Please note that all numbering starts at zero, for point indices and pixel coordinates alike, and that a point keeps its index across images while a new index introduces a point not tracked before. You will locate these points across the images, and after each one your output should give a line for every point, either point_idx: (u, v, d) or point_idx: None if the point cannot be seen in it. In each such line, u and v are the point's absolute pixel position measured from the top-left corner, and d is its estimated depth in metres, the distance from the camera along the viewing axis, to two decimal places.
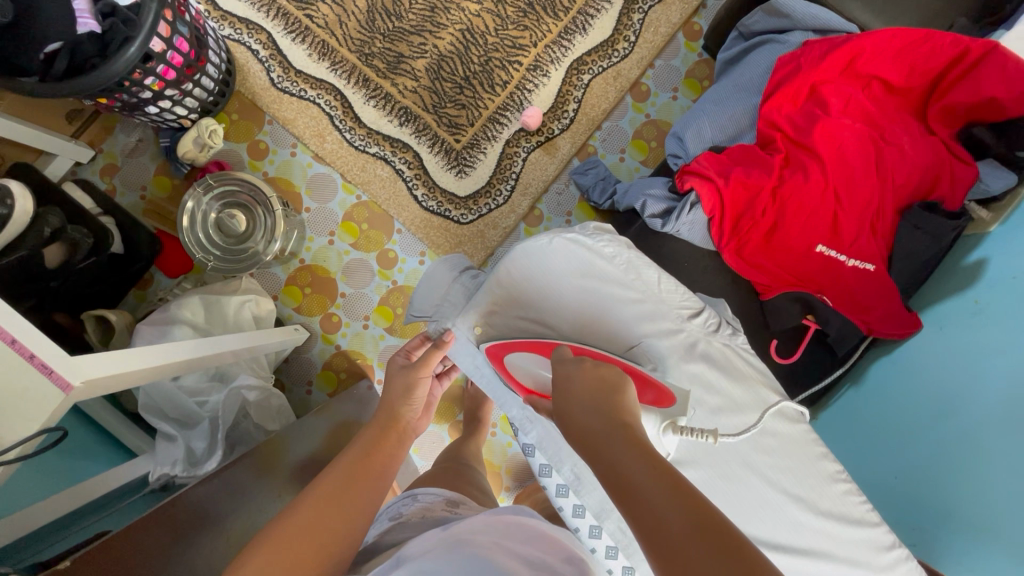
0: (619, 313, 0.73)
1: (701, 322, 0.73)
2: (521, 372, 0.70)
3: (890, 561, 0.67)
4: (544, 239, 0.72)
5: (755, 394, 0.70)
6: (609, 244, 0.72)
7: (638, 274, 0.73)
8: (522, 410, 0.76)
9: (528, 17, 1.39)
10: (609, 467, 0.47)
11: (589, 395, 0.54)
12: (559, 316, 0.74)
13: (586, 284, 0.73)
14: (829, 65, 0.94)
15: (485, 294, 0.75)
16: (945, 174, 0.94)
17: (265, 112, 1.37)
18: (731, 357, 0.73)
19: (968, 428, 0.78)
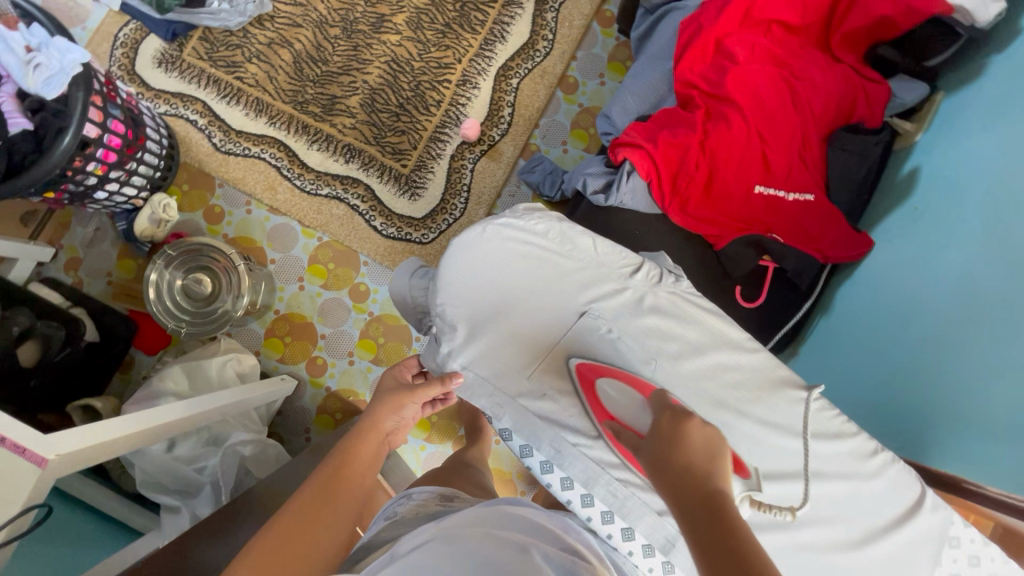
0: (563, 282, 0.70)
1: (643, 276, 0.70)
2: (618, 404, 0.62)
3: (878, 468, 0.64)
4: (477, 229, 0.71)
5: (710, 334, 0.69)
6: (540, 221, 0.71)
7: (573, 243, 0.70)
8: (489, 398, 0.67)
9: (448, 37, 1.44)
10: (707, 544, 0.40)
11: (690, 460, 0.47)
12: (513, 297, 0.69)
13: (524, 262, 0.70)
14: (726, 19, 0.99)
15: (445, 301, 0.70)
16: (861, 96, 0.98)
17: (213, 177, 1.40)
18: (681, 303, 0.70)
19: (929, 326, 0.80)
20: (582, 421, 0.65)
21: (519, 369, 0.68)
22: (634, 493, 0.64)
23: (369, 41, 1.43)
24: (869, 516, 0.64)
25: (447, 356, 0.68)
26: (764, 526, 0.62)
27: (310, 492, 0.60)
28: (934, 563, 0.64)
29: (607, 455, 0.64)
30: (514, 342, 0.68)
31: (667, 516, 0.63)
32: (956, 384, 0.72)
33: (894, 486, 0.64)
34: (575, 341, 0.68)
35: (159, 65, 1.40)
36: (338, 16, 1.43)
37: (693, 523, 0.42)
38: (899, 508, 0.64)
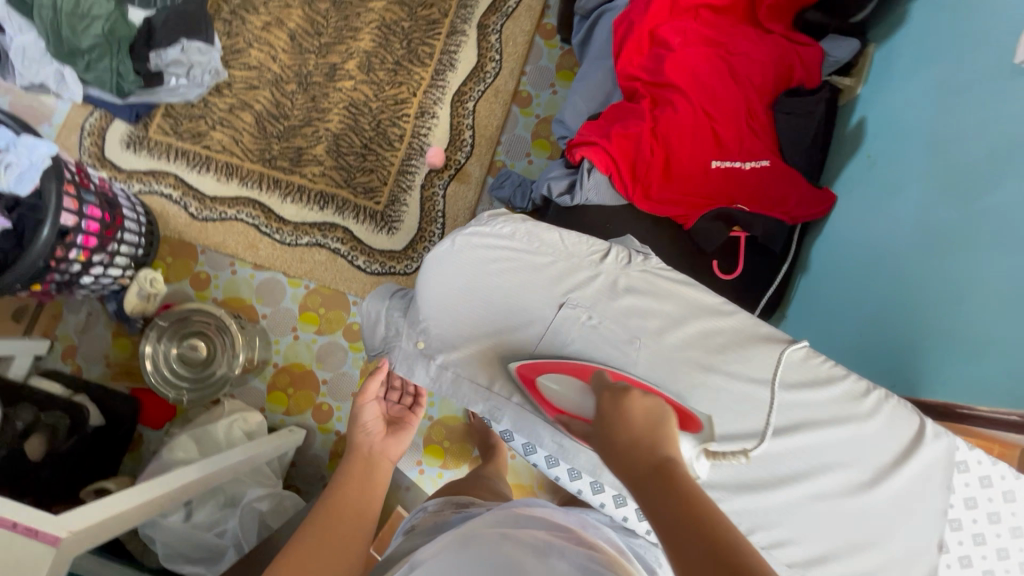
0: (535, 283, 0.67)
1: (614, 259, 0.67)
2: (559, 392, 0.58)
3: (872, 408, 0.64)
4: (447, 243, 0.69)
5: (689, 304, 0.66)
6: (505, 224, 0.68)
7: (541, 241, 0.67)
8: (485, 401, 0.68)
9: (400, 74, 1.50)
10: (659, 511, 0.40)
11: (634, 431, 0.46)
12: (491, 303, 0.67)
13: (499, 267, 0.67)
14: (655, 11, 1.03)
15: (427, 320, 0.68)
16: (796, 61, 1.02)
17: (195, 245, 1.43)
18: (654, 279, 0.67)
19: (900, 267, 0.82)
20: None
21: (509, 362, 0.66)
22: None
23: (325, 90, 1.48)
24: (875, 458, 0.64)
25: (438, 368, 0.69)
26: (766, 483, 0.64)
27: (321, 513, 0.63)
28: (947, 491, 0.64)
29: None
30: (500, 345, 0.66)
31: None
32: (932, 314, 0.74)
33: (893, 423, 0.64)
34: (553, 338, 0.66)
35: (128, 147, 1.45)
36: (291, 72, 1.49)
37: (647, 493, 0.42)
38: (902, 442, 0.64)
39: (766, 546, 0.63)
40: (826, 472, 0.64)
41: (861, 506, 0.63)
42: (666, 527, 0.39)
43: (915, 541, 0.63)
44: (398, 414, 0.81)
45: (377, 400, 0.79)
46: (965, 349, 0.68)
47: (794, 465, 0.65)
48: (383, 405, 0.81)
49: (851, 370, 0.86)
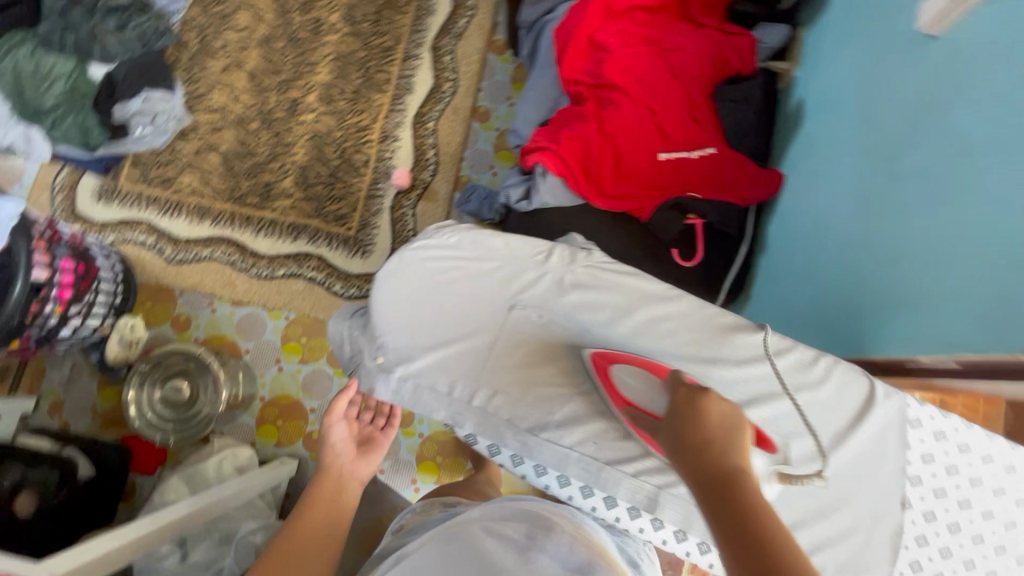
0: (486, 288, 0.69)
1: (558, 258, 0.70)
2: (630, 382, 0.61)
3: (821, 373, 0.67)
4: (394, 260, 0.71)
5: (635, 293, 0.69)
6: (451, 234, 0.70)
7: (486, 246, 0.70)
8: (448, 407, 0.67)
9: (359, 102, 1.54)
10: (731, 525, 0.43)
11: (708, 439, 0.49)
12: (446, 312, 0.69)
13: (451, 276, 0.70)
14: (590, 17, 1.08)
15: (385, 336, 0.68)
16: (731, 50, 1.06)
17: (173, 288, 1.45)
18: (599, 273, 0.70)
19: (844, 236, 0.84)
20: (538, 409, 0.67)
21: (468, 366, 0.68)
22: (607, 464, 0.65)
23: (288, 125, 1.52)
24: (831, 421, 0.66)
25: (401, 380, 0.67)
26: None
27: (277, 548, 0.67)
28: (904, 447, 0.65)
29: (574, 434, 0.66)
30: (460, 355, 0.68)
31: (642, 476, 0.65)
32: (875, 277, 0.76)
33: (843, 386, 0.67)
34: (510, 338, 0.68)
35: (99, 199, 1.48)
36: (254, 111, 1.53)
37: (718, 505, 0.45)
38: (855, 404, 0.66)
39: None
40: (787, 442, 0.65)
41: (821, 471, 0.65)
42: (736, 541, 0.43)
43: (878, 497, 0.65)
44: (367, 435, 0.83)
45: (347, 418, 0.81)
46: (908, 307, 0.70)
47: None
48: (353, 426, 0.82)
49: (813, 342, 0.88)
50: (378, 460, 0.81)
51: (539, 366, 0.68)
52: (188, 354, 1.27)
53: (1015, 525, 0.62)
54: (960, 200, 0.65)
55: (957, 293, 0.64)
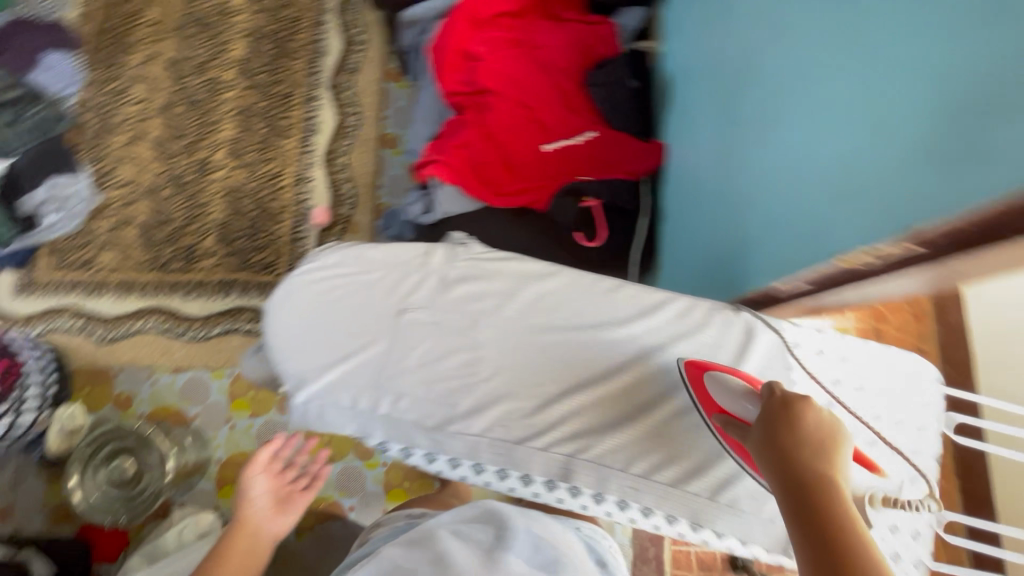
0: (374, 298, 0.71)
1: (438, 257, 0.73)
2: (723, 392, 0.62)
3: (701, 317, 0.71)
4: (282, 288, 0.72)
5: (516, 276, 0.72)
6: (332, 254, 0.73)
7: (367, 259, 0.73)
8: (355, 420, 0.68)
9: (268, 150, 1.56)
10: (815, 526, 0.46)
11: (802, 446, 0.51)
12: (339, 329, 0.70)
13: (338, 293, 0.71)
14: (459, 29, 1.13)
15: (284, 364, 0.70)
16: (594, 39, 1.13)
17: (110, 367, 1.42)
18: (480, 263, 0.73)
19: (714, 186, 0.88)
20: (444, 405, 0.68)
21: (369, 376, 0.69)
22: (518, 443, 0.67)
23: (201, 186, 1.53)
24: (719, 359, 0.69)
25: (306, 403, 0.69)
26: (628, 415, 0.68)
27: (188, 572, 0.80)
28: (792, 369, 0.69)
29: (481, 421, 0.68)
30: (360, 367, 0.69)
31: (552, 448, 0.67)
32: (731, 220, 0.81)
33: (724, 325, 0.71)
34: (404, 341, 0.70)
35: (19, 293, 1.45)
36: (165, 178, 1.53)
37: (802, 507, 0.48)
38: (738, 338, 0.70)
39: (650, 469, 0.66)
40: (678, 388, 0.69)
41: None
42: (812, 539, 0.46)
43: None
44: (286, 494, 0.87)
45: (269, 471, 0.86)
46: (759, 241, 0.74)
47: (653, 387, 0.69)
48: (275, 481, 0.86)
49: (705, 291, 0.92)
50: (293, 518, 0.85)
51: (437, 363, 0.69)
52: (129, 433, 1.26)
53: (903, 422, 0.68)
54: (782, 131, 0.69)
55: (795, 215, 0.67)
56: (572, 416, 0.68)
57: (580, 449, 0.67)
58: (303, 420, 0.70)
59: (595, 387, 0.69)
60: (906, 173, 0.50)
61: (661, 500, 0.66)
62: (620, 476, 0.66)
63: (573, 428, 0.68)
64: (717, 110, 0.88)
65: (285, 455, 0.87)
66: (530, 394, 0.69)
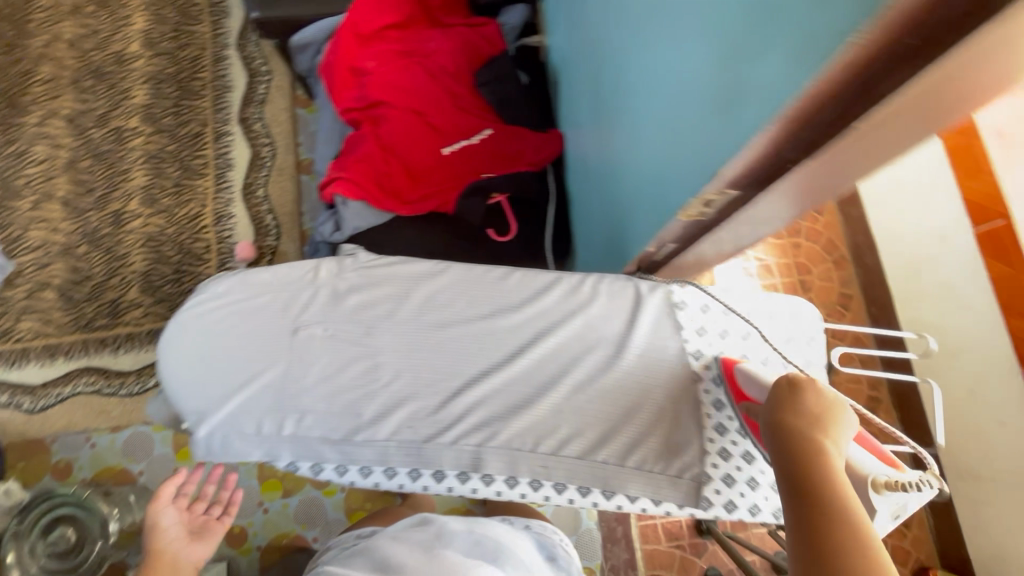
0: (267, 321, 0.71)
1: (326, 271, 0.74)
2: (749, 380, 0.66)
3: (589, 292, 0.73)
4: (172, 326, 0.72)
5: (405, 279, 0.73)
6: (219, 284, 0.73)
7: (255, 284, 0.73)
8: (261, 446, 0.69)
9: (183, 192, 1.53)
10: (820, 482, 0.53)
11: (809, 419, 0.58)
12: (234, 358, 0.70)
13: (229, 322, 0.71)
14: (345, 47, 1.14)
15: (183, 401, 0.70)
16: (479, 41, 1.16)
17: (44, 437, 1.37)
18: (368, 271, 0.74)
19: (595, 165, 0.90)
20: (348, 416, 0.69)
21: (270, 400, 0.69)
22: (425, 442, 0.68)
23: (117, 238, 1.49)
24: (611, 330, 0.72)
25: (209, 435, 0.68)
26: (530, 397, 0.69)
27: None
28: (679, 328, 0.73)
29: (387, 426, 0.68)
30: (259, 393, 0.69)
31: (460, 441, 0.68)
32: (607, 199, 0.84)
33: (611, 297, 0.73)
34: (302, 360, 0.70)
35: None
36: (78, 236, 1.49)
37: (798, 474, 0.54)
38: (627, 307, 0.73)
39: (557, 445, 0.68)
40: (576, 363, 0.71)
41: (615, 376, 0.70)
42: (804, 501, 0.52)
43: (671, 380, 0.71)
44: (202, 524, 0.91)
45: (178, 504, 0.89)
46: (628, 213, 0.76)
47: (552, 367, 0.71)
48: (186, 513, 0.90)
49: (605, 269, 0.94)
50: (209, 546, 0.89)
51: (336, 376, 0.70)
52: (67, 497, 1.19)
53: (771, 362, 0.75)
54: (627, 102, 0.71)
55: (642, 183, 0.68)
56: (476, 407, 0.69)
57: (488, 436, 0.68)
58: (208, 452, 0.70)
59: (495, 375, 0.70)
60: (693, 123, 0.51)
61: (571, 474, 0.68)
62: (529, 457, 0.68)
63: (478, 418, 0.69)
64: (589, 91, 0.91)
65: (193, 489, 0.91)
66: (432, 391, 0.69)
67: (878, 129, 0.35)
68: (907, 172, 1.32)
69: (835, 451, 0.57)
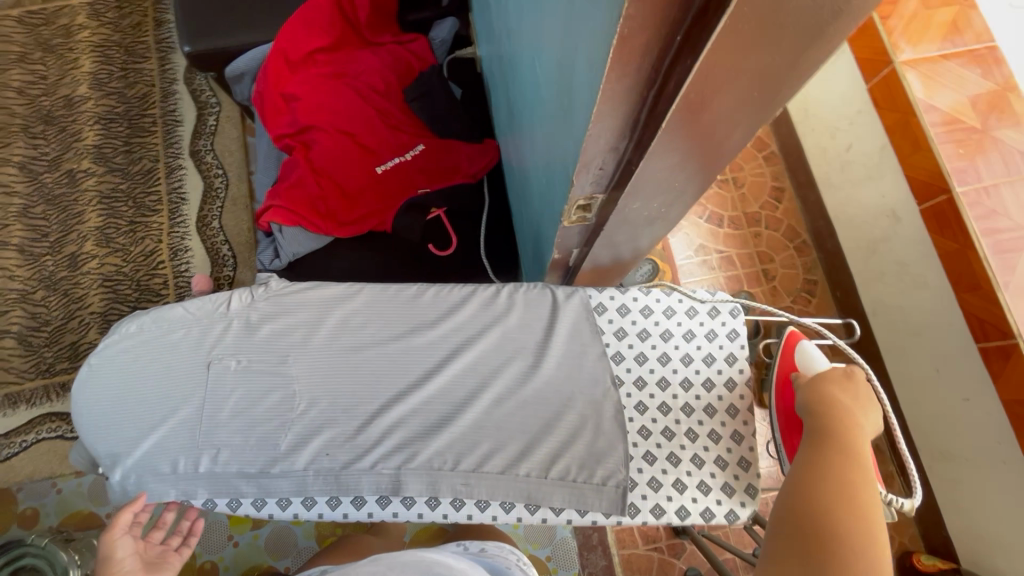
0: (178, 358, 0.70)
1: (238, 302, 0.72)
2: (806, 361, 0.71)
3: (505, 303, 0.72)
4: (84, 370, 0.71)
5: (319, 304, 0.72)
6: (131, 323, 0.72)
7: (166, 321, 0.72)
8: (177, 485, 0.68)
9: (138, 230, 1.53)
10: (847, 451, 0.58)
11: (855, 404, 0.62)
12: (146, 399, 0.69)
13: (140, 363, 0.70)
14: (272, 72, 1.13)
15: (98, 447, 0.69)
16: (408, 56, 1.16)
17: (9, 486, 1.35)
18: (281, 299, 0.72)
19: (518, 170, 0.89)
20: (263, 449, 0.67)
21: (184, 440, 0.68)
22: (343, 468, 0.67)
23: (74, 280, 1.49)
24: (529, 340, 0.71)
25: (128, 476, 0.68)
26: (447, 416, 0.68)
27: None
28: (598, 333, 0.72)
29: (303, 457, 0.67)
30: (174, 431, 0.68)
31: (378, 465, 0.67)
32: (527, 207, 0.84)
33: (528, 306, 0.72)
34: (214, 394, 0.69)
35: None
36: (36, 281, 1.48)
37: (822, 441, 0.59)
38: (545, 315, 0.72)
39: (477, 462, 0.67)
40: (494, 377, 0.69)
41: (535, 387, 0.69)
42: (826, 455, 0.58)
43: (592, 386, 0.69)
44: (158, 554, 0.75)
45: (134, 531, 0.72)
46: (539, 220, 0.75)
47: (469, 383, 0.69)
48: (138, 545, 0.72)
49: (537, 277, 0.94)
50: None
51: (251, 408, 0.69)
52: (30, 546, 1.11)
53: (705, 359, 0.72)
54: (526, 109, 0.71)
55: (542, 189, 0.67)
56: (394, 429, 0.68)
57: (405, 460, 0.67)
58: (125, 494, 0.69)
59: (412, 395, 0.69)
60: (558, 130, 0.50)
61: (493, 490, 0.67)
62: (449, 475, 0.67)
63: (397, 441, 0.67)
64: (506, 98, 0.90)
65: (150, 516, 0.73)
66: (349, 417, 0.68)
67: (713, 93, 0.33)
68: (858, 154, 1.30)
69: (864, 435, 0.60)
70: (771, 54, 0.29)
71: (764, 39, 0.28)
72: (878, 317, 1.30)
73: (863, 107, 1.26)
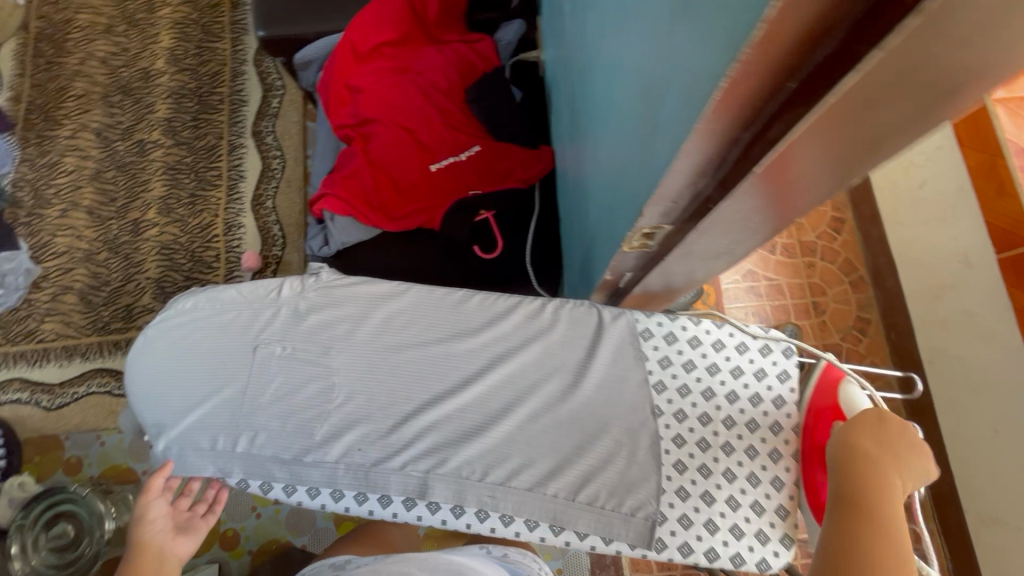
0: (227, 339, 0.72)
1: (289, 290, 0.74)
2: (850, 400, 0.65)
3: (549, 317, 0.71)
4: (141, 340, 0.74)
5: (366, 299, 0.73)
6: (187, 300, 0.75)
7: (220, 300, 0.74)
8: (215, 461, 0.70)
9: (196, 202, 1.60)
10: (878, 515, 0.54)
11: (890, 458, 0.57)
12: (193, 375, 0.71)
13: (192, 339, 0.73)
14: (339, 62, 1.15)
15: (146, 415, 0.72)
16: (473, 56, 1.16)
17: (58, 434, 1.43)
18: (330, 291, 0.74)
19: (575, 182, 0.88)
20: (297, 436, 0.69)
21: (225, 419, 0.70)
22: (372, 466, 0.67)
23: (135, 246, 1.56)
24: (570, 358, 0.70)
25: (170, 446, 0.71)
26: (480, 426, 0.68)
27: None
28: (641, 359, 0.70)
29: (336, 449, 0.68)
30: (217, 409, 0.70)
31: (407, 467, 0.67)
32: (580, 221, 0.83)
33: (572, 324, 0.71)
34: (258, 378, 0.71)
35: None
36: (101, 243, 1.56)
37: (849, 505, 0.56)
38: (589, 334, 0.71)
39: (505, 476, 0.66)
40: (531, 392, 0.69)
41: (572, 407, 0.68)
42: (854, 521, 0.54)
43: (630, 413, 0.68)
44: (187, 520, 0.78)
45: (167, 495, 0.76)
46: (593, 237, 0.74)
47: (506, 396, 0.69)
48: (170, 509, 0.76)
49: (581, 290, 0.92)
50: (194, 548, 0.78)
51: (291, 395, 0.70)
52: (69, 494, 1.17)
53: (751, 398, 0.69)
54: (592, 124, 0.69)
55: (600, 206, 0.66)
56: (426, 432, 0.68)
57: (433, 465, 0.67)
58: (166, 462, 0.72)
59: (447, 400, 0.69)
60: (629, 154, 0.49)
61: (519, 506, 0.66)
62: (476, 486, 0.66)
63: (428, 444, 0.67)
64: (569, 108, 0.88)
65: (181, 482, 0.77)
66: (384, 415, 0.69)
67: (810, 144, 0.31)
68: (933, 193, 1.22)
69: (899, 492, 0.56)
70: (888, 111, 0.27)
71: (889, 92, 0.25)
72: (935, 367, 1.22)
73: (944, 144, 1.19)
